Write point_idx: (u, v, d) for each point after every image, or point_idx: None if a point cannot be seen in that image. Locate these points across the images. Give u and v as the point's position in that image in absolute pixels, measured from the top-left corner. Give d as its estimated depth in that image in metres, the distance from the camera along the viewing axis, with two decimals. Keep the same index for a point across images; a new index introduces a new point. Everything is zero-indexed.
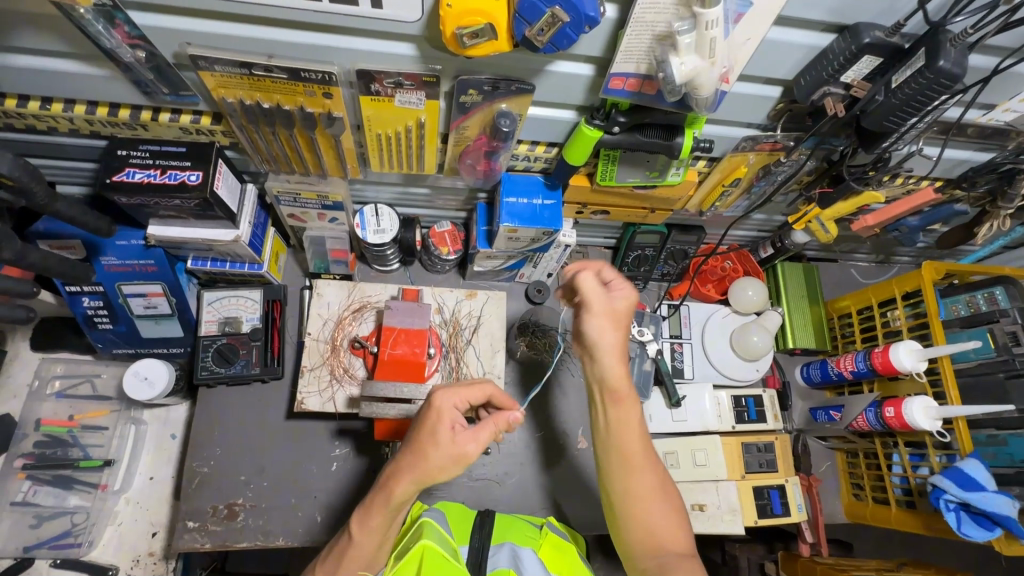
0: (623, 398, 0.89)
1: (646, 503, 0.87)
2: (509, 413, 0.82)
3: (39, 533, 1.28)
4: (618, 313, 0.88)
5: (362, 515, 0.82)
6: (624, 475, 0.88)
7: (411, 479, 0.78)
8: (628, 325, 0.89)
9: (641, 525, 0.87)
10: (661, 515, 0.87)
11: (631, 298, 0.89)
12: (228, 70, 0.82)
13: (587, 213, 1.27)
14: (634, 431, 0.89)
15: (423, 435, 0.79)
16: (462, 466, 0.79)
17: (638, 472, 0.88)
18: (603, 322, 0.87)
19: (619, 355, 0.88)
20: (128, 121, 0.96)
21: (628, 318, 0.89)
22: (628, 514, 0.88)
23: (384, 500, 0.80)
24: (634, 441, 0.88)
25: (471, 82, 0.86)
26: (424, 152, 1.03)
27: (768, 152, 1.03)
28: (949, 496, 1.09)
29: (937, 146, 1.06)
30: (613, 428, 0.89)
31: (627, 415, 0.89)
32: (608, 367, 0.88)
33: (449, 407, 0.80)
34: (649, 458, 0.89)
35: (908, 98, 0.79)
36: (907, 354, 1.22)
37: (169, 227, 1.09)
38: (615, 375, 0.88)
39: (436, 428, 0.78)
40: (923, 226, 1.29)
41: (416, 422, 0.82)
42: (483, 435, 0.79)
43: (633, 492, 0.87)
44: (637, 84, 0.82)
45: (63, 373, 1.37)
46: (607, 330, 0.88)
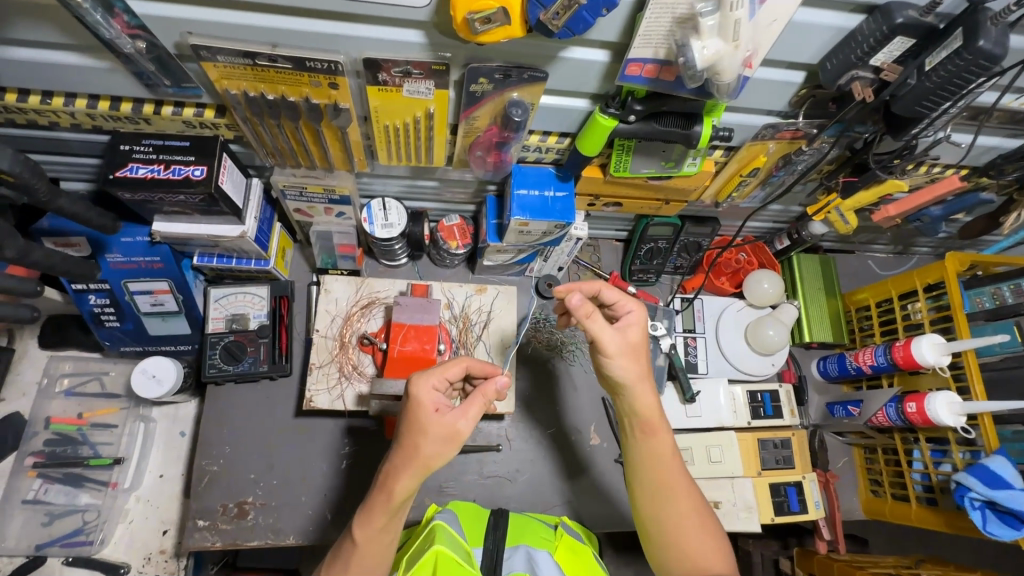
0: (654, 428, 0.90)
1: (687, 527, 0.87)
2: (494, 382, 0.83)
3: (51, 530, 1.28)
4: (635, 345, 0.88)
5: (363, 519, 0.82)
6: (663, 503, 0.88)
7: (410, 478, 0.78)
8: (644, 355, 0.89)
9: (682, 547, 0.86)
10: (702, 538, 0.86)
11: (636, 325, 0.89)
12: (232, 60, 0.80)
13: (599, 205, 1.24)
14: (670, 458, 0.90)
15: (410, 430, 0.79)
16: (456, 447, 0.80)
17: (676, 497, 0.88)
18: (627, 359, 0.86)
19: (647, 387, 0.88)
20: (131, 115, 0.94)
21: (642, 346, 0.89)
22: (667, 539, 0.87)
23: (385, 502, 0.80)
24: (670, 469, 0.89)
25: (481, 71, 0.83)
26: (433, 144, 1.00)
27: (789, 140, 0.99)
28: (975, 494, 1.06)
29: (967, 132, 1.01)
30: (650, 458, 0.90)
31: (661, 443, 0.90)
32: (639, 399, 0.88)
33: (428, 393, 0.80)
34: (687, 483, 0.90)
35: (942, 82, 0.76)
36: (930, 348, 1.19)
37: (174, 224, 1.07)
38: (647, 407, 0.88)
39: (421, 417, 0.79)
40: (946, 216, 1.25)
41: (401, 418, 0.81)
42: (472, 409, 0.81)
43: (673, 519, 0.87)
44: (655, 71, 0.78)
45: (72, 371, 1.37)
46: (630, 368, 0.87)
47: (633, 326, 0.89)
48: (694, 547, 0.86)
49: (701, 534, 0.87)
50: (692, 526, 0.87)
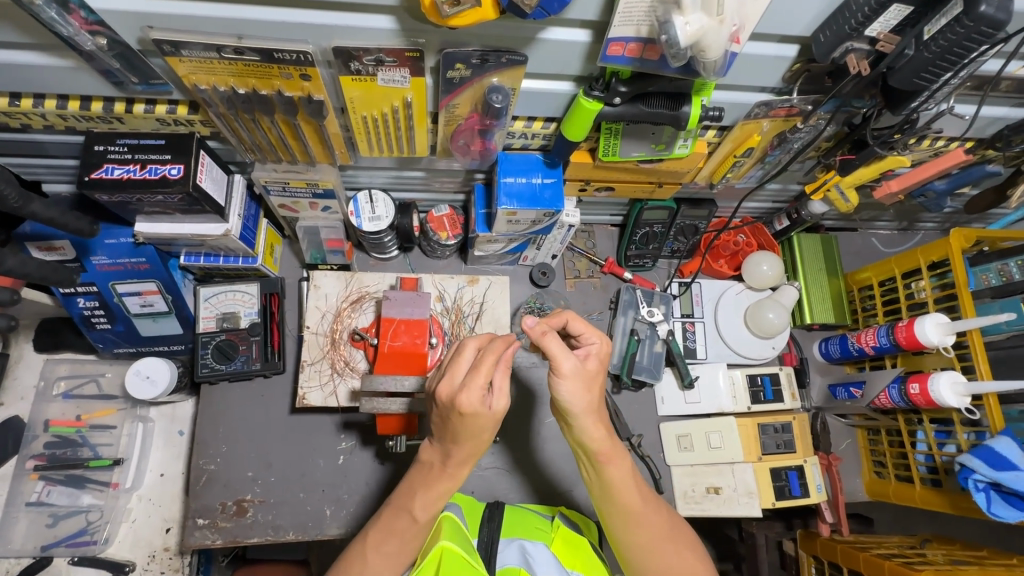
0: (607, 456, 0.84)
1: (660, 542, 0.88)
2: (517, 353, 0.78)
3: (57, 531, 1.30)
4: (591, 374, 0.81)
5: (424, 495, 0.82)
6: (628, 528, 0.88)
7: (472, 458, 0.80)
8: (598, 383, 0.83)
9: (659, 568, 0.87)
10: (680, 552, 0.88)
11: (596, 357, 0.84)
12: (198, 54, 0.77)
13: (591, 190, 1.21)
14: (631, 482, 0.86)
15: (469, 429, 0.75)
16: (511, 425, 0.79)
17: (643, 519, 0.87)
18: (575, 387, 0.79)
19: (594, 419, 0.82)
20: (102, 114, 0.92)
21: (599, 375, 0.83)
22: (645, 562, 0.88)
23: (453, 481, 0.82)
24: (632, 493, 0.86)
25: (458, 56, 0.79)
26: (414, 134, 0.98)
27: (783, 118, 0.95)
28: (979, 475, 1.04)
29: (971, 104, 0.97)
30: (609, 489, 0.86)
31: (616, 471, 0.85)
32: (586, 431, 0.82)
33: (480, 400, 0.73)
34: (651, 502, 0.89)
35: (945, 50, 0.72)
36: (933, 328, 1.15)
37: (156, 224, 1.05)
38: (597, 438, 0.83)
39: (479, 420, 0.74)
40: (951, 190, 1.20)
41: (450, 425, 0.76)
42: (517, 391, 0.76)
43: (641, 539, 0.88)
44: (638, 49, 0.75)
45: (68, 374, 1.37)
46: (580, 396, 0.80)
47: (593, 358, 0.84)
48: (670, 565, 0.87)
49: (677, 547, 0.88)
50: (665, 545, 0.88)
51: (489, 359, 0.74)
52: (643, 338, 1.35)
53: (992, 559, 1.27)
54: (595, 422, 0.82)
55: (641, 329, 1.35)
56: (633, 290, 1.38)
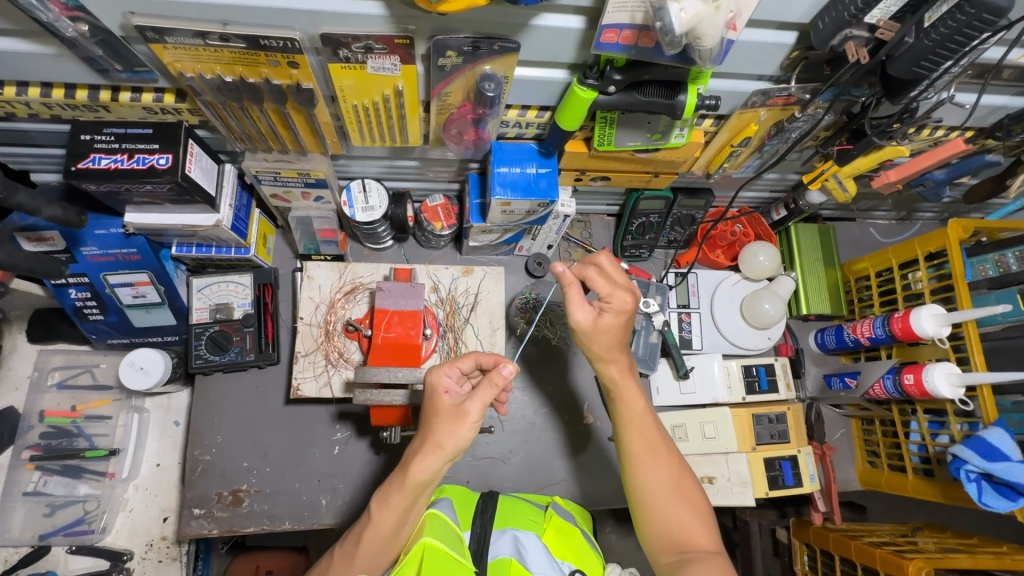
0: (622, 393, 0.92)
1: (665, 494, 0.89)
2: (500, 371, 0.80)
3: (54, 521, 1.30)
4: (604, 327, 0.86)
5: (382, 498, 0.82)
6: (635, 472, 0.91)
7: (432, 463, 0.78)
8: (614, 334, 0.87)
9: (662, 518, 0.88)
10: (684, 511, 0.88)
11: (614, 312, 0.85)
12: (183, 41, 0.75)
13: (586, 180, 1.19)
14: (642, 424, 0.92)
15: (430, 417, 0.80)
16: (476, 429, 0.79)
17: (654, 464, 0.90)
18: (592, 340, 0.87)
19: (617, 355, 0.90)
20: (88, 103, 0.90)
21: (616, 328, 0.87)
22: (649, 511, 0.89)
23: (414, 487, 0.79)
24: (642, 433, 0.91)
25: (449, 43, 0.78)
26: (406, 123, 0.96)
27: (781, 106, 0.93)
28: (971, 466, 1.04)
29: (972, 92, 0.95)
30: (620, 426, 0.93)
31: (630, 408, 0.92)
32: (605, 369, 0.91)
33: (450, 391, 0.82)
34: (663, 451, 0.91)
35: (949, 35, 0.70)
36: (929, 318, 1.15)
37: (146, 214, 1.04)
38: (611, 375, 0.91)
39: (444, 412, 0.79)
40: (950, 180, 1.19)
41: (424, 418, 0.82)
42: (487, 401, 0.79)
43: (647, 486, 0.89)
44: (633, 37, 0.73)
45: (62, 364, 1.37)
46: (598, 344, 0.88)
47: (609, 311, 0.85)
48: (671, 517, 0.87)
49: (681, 504, 0.88)
50: (668, 497, 0.88)
51: (466, 358, 0.87)
52: (639, 329, 1.32)
53: (982, 547, 1.28)
54: (617, 363, 0.91)
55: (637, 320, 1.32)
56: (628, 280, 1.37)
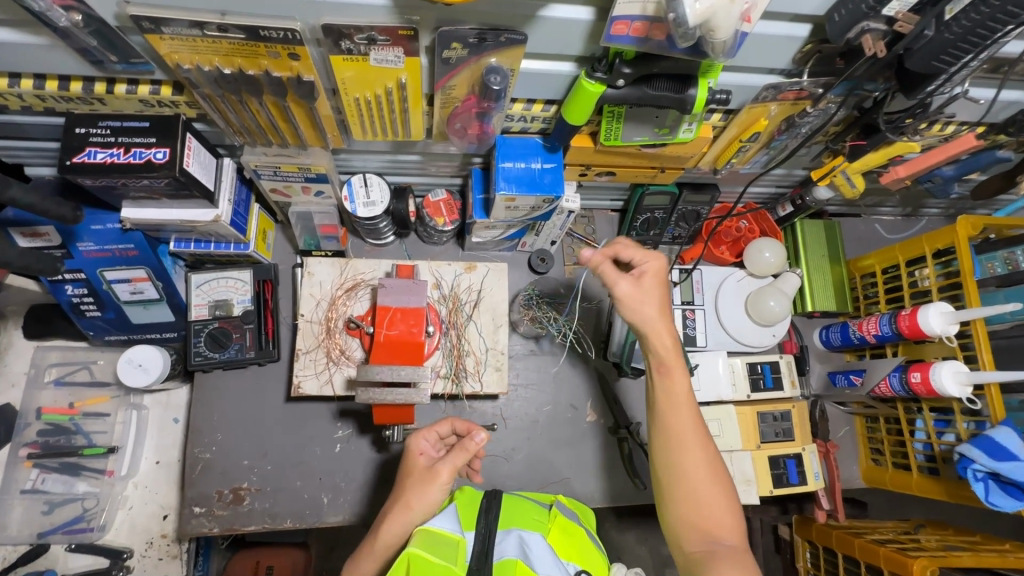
0: (670, 368, 0.91)
1: (702, 482, 0.87)
2: (474, 438, 0.93)
3: (52, 518, 1.29)
4: (647, 295, 0.92)
5: (354, 562, 0.94)
6: (676, 453, 0.89)
7: (401, 524, 0.91)
8: (658, 300, 0.92)
9: (694, 506, 0.86)
10: (719, 502, 0.86)
11: (653, 275, 0.93)
12: (180, 31, 0.73)
13: (591, 175, 1.17)
14: (685, 405, 0.90)
15: (406, 479, 0.95)
16: (444, 491, 0.92)
17: (694, 449, 0.88)
18: (640, 307, 0.91)
19: (662, 325, 0.91)
20: (82, 95, 0.88)
21: (658, 297, 0.92)
22: (680, 497, 0.87)
23: (383, 547, 0.92)
24: (684, 415, 0.90)
25: (454, 35, 0.75)
26: (408, 116, 0.94)
27: (792, 101, 0.91)
28: (979, 465, 1.04)
29: (987, 87, 0.93)
30: (665, 402, 0.91)
31: (677, 386, 0.90)
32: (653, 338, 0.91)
33: (425, 459, 0.97)
34: (702, 436, 0.89)
35: (970, 28, 0.69)
36: (937, 316, 1.14)
37: (144, 209, 1.02)
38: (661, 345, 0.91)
39: (418, 475, 0.93)
40: (959, 176, 1.18)
41: (402, 479, 0.96)
42: (458, 463, 0.92)
43: (686, 469, 0.87)
44: (643, 29, 0.71)
45: (60, 361, 1.35)
46: (648, 316, 0.91)
47: (647, 279, 0.93)
48: (705, 506, 0.86)
49: (717, 494, 0.87)
50: (705, 485, 0.87)
51: (444, 426, 1.01)
52: None
53: (985, 545, 1.28)
54: (665, 334, 0.91)
55: None
56: None
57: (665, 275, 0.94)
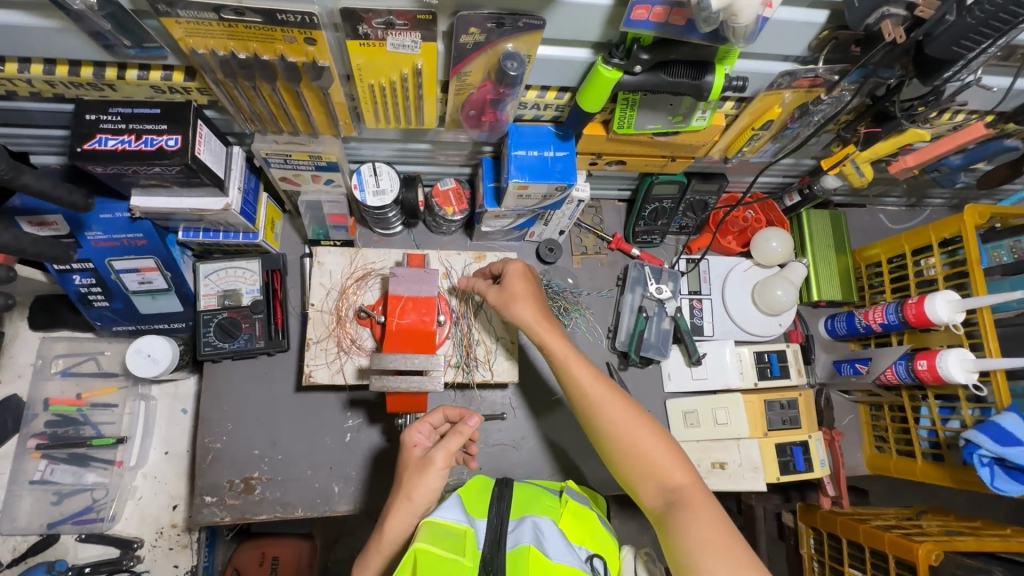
0: (549, 342, 0.96)
1: (628, 433, 0.88)
2: (469, 423, 0.94)
3: (62, 509, 1.29)
4: (516, 294, 1.00)
5: (362, 560, 0.93)
6: (592, 414, 0.91)
7: (404, 516, 0.90)
8: (521, 295, 1.00)
9: (633, 459, 0.86)
10: (655, 447, 0.86)
11: (517, 276, 1.02)
12: (197, 15, 0.72)
13: (602, 164, 1.17)
14: (578, 364, 0.93)
15: (403, 472, 0.94)
16: (441, 477, 0.91)
17: (602, 405, 0.90)
18: (512, 306, 0.99)
19: (531, 315, 0.98)
20: (93, 81, 0.87)
21: (523, 291, 1.00)
22: (618, 458, 0.88)
23: (388, 542, 0.91)
24: (582, 375, 0.93)
25: (472, 19, 0.75)
26: (422, 103, 0.93)
27: (806, 88, 0.92)
28: (984, 451, 1.05)
29: (1000, 75, 0.94)
30: (563, 372, 0.94)
31: (563, 352, 0.94)
32: (526, 322, 0.98)
33: (418, 451, 0.95)
34: (608, 391, 0.91)
35: (993, 14, 0.69)
36: (943, 305, 1.15)
37: (154, 198, 1.01)
38: (532, 323, 0.98)
39: (415, 465, 0.93)
40: (966, 165, 1.18)
41: (399, 476, 0.95)
42: (453, 449, 0.92)
43: (608, 426, 0.89)
44: (664, 14, 0.71)
45: (66, 352, 1.34)
46: (524, 310, 0.99)
47: (513, 280, 1.01)
48: (641, 456, 0.86)
49: (645, 440, 0.87)
50: (631, 435, 0.87)
51: (436, 415, 1.00)
52: (651, 315, 1.33)
53: (987, 529, 1.30)
54: (535, 320, 0.98)
55: (649, 307, 1.33)
56: (641, 266, 1.36)
57: (529, 274, 1.03)
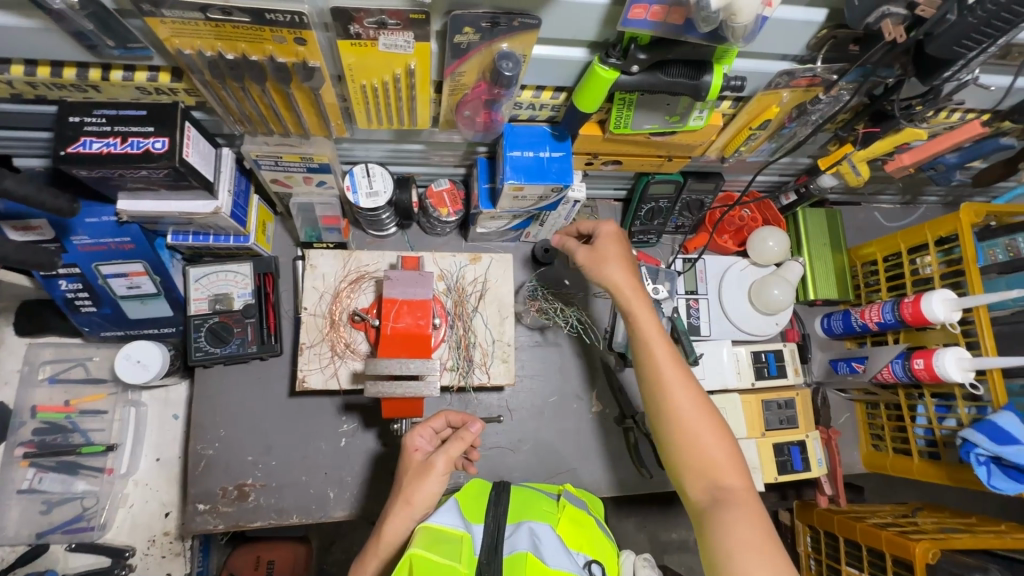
0: (634, 310, 0.94)
1: (695, 424, 0.87)
2: (471, 429, 0.92)
3: (51, 518, 1.26)
4: (604, 255, 1.00)
5: (360, 564, 0.92)
6: (659, 393, 0.89)
7: (402, 521, 0.90)
8: (613, 255, 0.99)
9: (688, 448, 0.86)
10: (716, 445, 0.86)
11: (611, 238, 1.01)
12: (183, 15, 0.70)
13: (598, 164, 1.16)
14: (658, 341, 0.91)
15: (404, 476, 0.94)
16: (441, 482, 0.90)
17: (676, 386, 0.89)
18: (602, 268, 0.98)
19: (622, 277, 0.97)
20: (76, 82, 0.84)
21: (614, 253, 0.99)
22: (672, 443, 0.88)
23: (387, 545, 0.90)
24: (660, 351, 0.91)
25: (466, 19, 0.73)
26: (415, 104, 0.92)
27: (805, 88, 0.91)
28: (980, 450, 1.05)
29: (997, 74, 0.93)
30: (640, 344, 0.93)
31: (644, 324, 0.93)
32: (612, 283, 0.97)
33: (420, 456, 0.95)
34: (683, 373, 0.90)
35: (993, 14, 0.69)
36: (940, 304, 1.15)
37: (142, 202, 0.99)
38: (620, 286, 0.96)
39: (415, 469, 0.92)
40: (962, 164, 1.18)
41: (399, 479, 0.96)
42: (454, 454, 0.91)
43: (675, 414, 0.88)
44: (662, 12, 0.70)
45: (54, 358, 1.31)
46: (613, 274, 0.97)
47: (606, 242, 1.01)
48: (698, 448, 0.86)
49: (710, 433, 0.86)
50: (697, 425, 0.86)
51: (437, 419, 1.00)
52: None
53: (982, 526, 1.31)
54: (623, 284, 0.96)
55: None
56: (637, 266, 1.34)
57: (622, 237, 1.02)
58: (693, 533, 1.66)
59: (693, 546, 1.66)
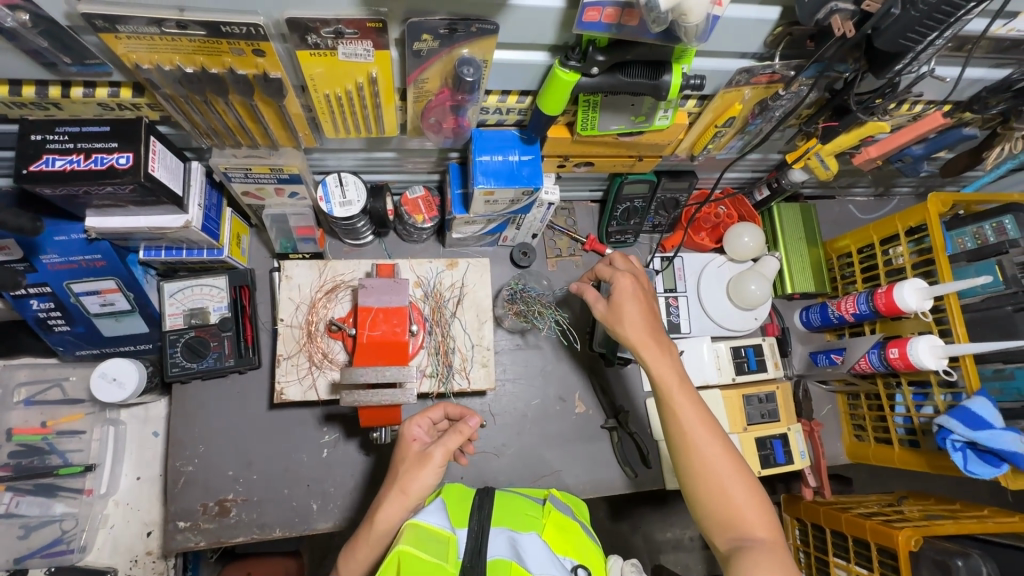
0: (655, 364, 0.94)
1: (721, 476, 0.87)
2: (468, 421, 0.92)
3: (29, 543, 1.23)
4: (623, 313, 0.99)
5: (348, 552, 0.91)
6: (686, 444, 0.89)
7: (396, 509, 0.89)
8: (633, 313, 0.98)
9: (715, 499, 0.86)
10: (744, 498, 0.86)
11: (630, 296, 1.00)
12: (139, 30, 0.70)
13: (570, 166, 1.17)
14: (682, 393, 0.91)
15: (399, 464, 0.94)
16: (437, 474, 0.90)
17: (701, 440, 0.89)
18: (619, 327, 0.98)
19: (642, 333, 0.97)
20: (36, 99, 0.84)
21: (635, 311, 0.98)
22: (698, 495, 0.88)
23: (380, 533, 0.89)
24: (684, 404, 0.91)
25: (424, 26, 0.74)
26: (382, 112, 0.92)
27: (765, 85, 0.92)
28: (956, 435, 1.06)
29: (952, 65, 0.95)
30: (663, 397, 0.93)
31: (667, 377, 0.93)
32: (628, 337, 0.97)
33: (418, 446, 0.95)
34: (709, 426, 0.90)
35: (935, 7, 0.71)
36: (912, 292, 1.17)
37: (110, 218, 0.98)
38: (637, 342, 0.96)
39: (410, 460, 0.92)
40: (928, 154, 1.20)
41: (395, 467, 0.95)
42: (451, 445, 0.91)
43: (702, 466, 0.87)
44: (616, 15, 0.71)
45: (29, 379, 1.30)
46: (632, 331, 0.97)
47: (626, 300, 0.99)
48: (725, 500, 0.86)
49: (738, 485, 0.86)
50: (724, 478, 0.86)
51: (437, 410, 1.00)
52: None
53: (964, 512, 1.32)
54: (640, 339, 0.96)
55: None
56: None
57: (641, 291, 1.00)
58: (686, 531, 1.66)
59: (687, 545, 1.65)
